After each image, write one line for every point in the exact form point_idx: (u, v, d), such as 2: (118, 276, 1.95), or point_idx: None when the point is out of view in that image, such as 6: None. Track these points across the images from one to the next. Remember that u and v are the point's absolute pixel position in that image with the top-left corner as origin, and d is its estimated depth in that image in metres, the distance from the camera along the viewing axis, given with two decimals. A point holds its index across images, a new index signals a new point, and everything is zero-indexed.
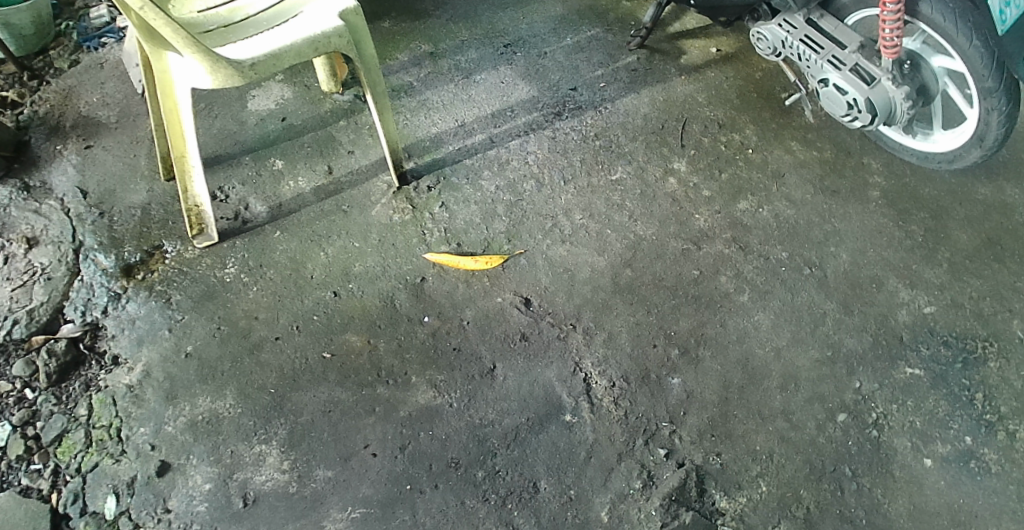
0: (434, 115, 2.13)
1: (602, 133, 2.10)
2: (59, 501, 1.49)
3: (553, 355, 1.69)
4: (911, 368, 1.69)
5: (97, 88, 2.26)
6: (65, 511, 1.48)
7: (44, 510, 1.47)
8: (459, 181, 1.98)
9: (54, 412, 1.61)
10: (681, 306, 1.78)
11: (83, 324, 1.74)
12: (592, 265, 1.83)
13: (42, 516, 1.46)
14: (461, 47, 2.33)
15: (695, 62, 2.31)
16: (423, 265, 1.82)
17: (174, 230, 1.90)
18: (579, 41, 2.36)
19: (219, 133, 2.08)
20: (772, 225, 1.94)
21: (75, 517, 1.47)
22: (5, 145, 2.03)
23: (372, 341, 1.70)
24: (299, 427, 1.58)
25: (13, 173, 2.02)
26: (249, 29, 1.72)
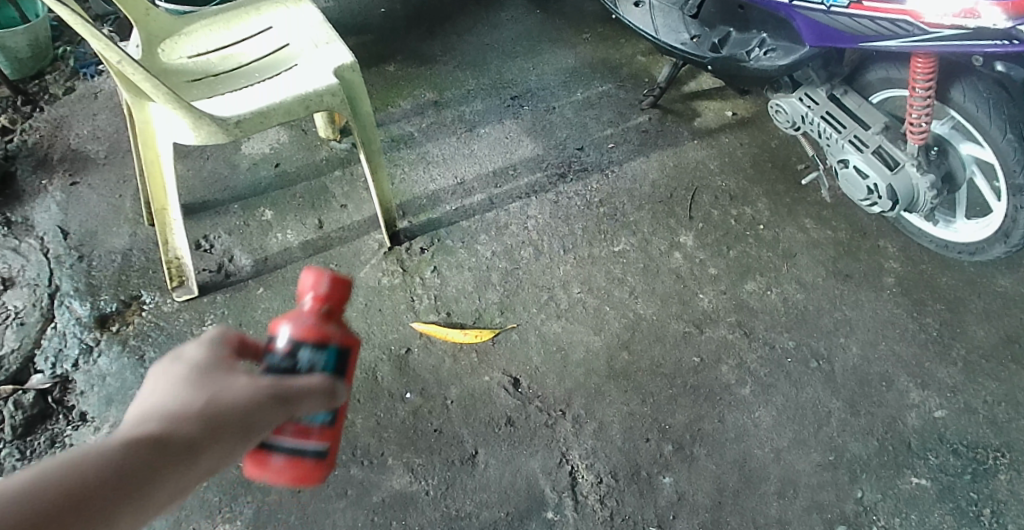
0: (434, 170, 2.09)
1: (607, 200, 2.01)
2: None
3: (538, 444, 1.57)
4: (917, 477, 1.54)
5: (89, 119, 2.20)
6: None
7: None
8: (454, 245, 1.90)
9: (16, 468, 1.50)
10: (678, 397, 1.66)
11: (53, 375, 1.65)
12: (587, 345, 1.73)
13: None
14: (467, 97, 2.29)
15: (709, 126, 2.21)
16: (408, 334, 1.73)
17: (153, 280, 1.82)
18: (590, 96, 2.29)
19: (210, 177, 2.04)
20: (780, 310, 1.81)
21: None
22: None
23: (349, 417, 1.60)
24: (265, 508, 1.47)
25: None
26: (239, 80, 1.64)
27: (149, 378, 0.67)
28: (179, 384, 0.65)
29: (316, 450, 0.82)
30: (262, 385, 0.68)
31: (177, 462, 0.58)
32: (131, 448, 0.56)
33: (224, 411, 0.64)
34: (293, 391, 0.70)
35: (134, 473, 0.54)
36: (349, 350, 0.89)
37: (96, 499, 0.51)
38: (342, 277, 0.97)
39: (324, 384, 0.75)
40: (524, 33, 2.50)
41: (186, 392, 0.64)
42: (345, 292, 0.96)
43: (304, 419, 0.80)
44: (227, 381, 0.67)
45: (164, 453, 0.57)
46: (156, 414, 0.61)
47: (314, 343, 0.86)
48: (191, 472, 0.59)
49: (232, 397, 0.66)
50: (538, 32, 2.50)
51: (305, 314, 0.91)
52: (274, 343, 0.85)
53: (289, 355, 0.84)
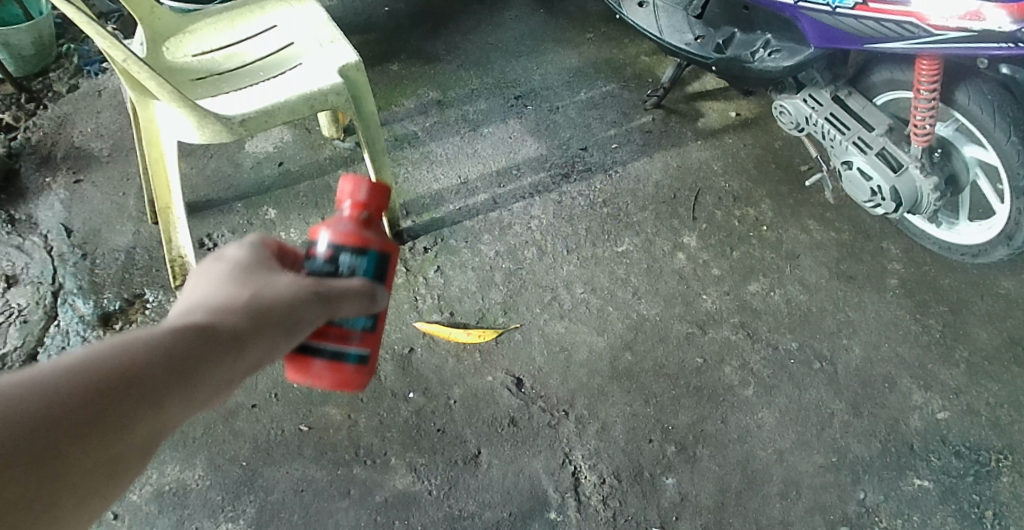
0: (438, 170, 2.09)
1: (610, 200, 2.01)
2: None
3: (541, 444, 1.57)
4: (919, 479, 1.54)
5: (92, 117, 2.20)
6: None
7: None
8: (457, 244, 1.90)
9: None
10: (681, 398, 1.66)
11: None
12: (590, 345, 1.73)
13: None
14: (470, 97, 2.29)
15: (713, 126, 2.21)
16: (412, 334, 1.73)
17: (157, 278, 1.82)
18: (594, 96, 2.29)
19: (214, 175, 2.04)
20: (783, 312, 1.81)
21: None
22: None
23: (352, 416, 1.60)
24: (268, 507, 1.47)
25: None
26: (244, 78, 1.64)
27: (193, 276, 0.73)
28: (225, 281, 0.70)
29: (359, 352, 0.90)
30: (303, 284, 0.73)
31: (229, 347, 0.63)
32: (182, 335, 0.61)
33: (267, 304, 0.68)
34: (333, 292, 0.75)
35: (189, 352, 0.60)
36: (388, 257, 0.93)
37: (152, 378, 0.56)
38: (379, 185, 1.04)
39: (363, 287, 0.80)
40: (528, 33, 2.50)
41: (233, 288, 0.69)
42: (384, 199, 1.03)
43: (344, 324, 0.87)
44: (271, 280, 0.72)
45: (213, 340, 0.62)
46: (205, 306, 0.66)
47: (354, 249, 0.90)
48: (239, 358, 0.63)
49: (277, 293, 0.70)
50: (542, 31, 2.50)
51: (343, 221, 0.96)
52: (315, 250, 0.91)
53: (329, 260, 0.89)
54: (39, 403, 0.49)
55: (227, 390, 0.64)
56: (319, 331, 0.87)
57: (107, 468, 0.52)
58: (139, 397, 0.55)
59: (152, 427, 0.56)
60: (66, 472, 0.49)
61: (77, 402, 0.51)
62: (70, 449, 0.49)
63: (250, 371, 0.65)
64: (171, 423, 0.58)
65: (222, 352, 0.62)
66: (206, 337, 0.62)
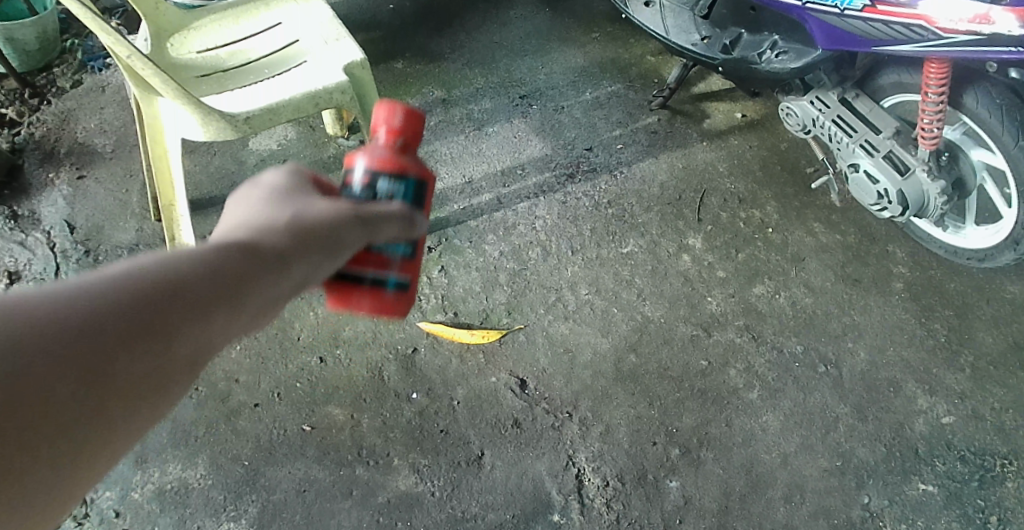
0: (442, 169, 2.08)
1: (615, 201, 2.00)
2: None
3: (545, 446, 1.56)
4: (924, 483, 1.54)
5: (96, 113, 2.19)
6: None
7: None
8: (462, 244, 1.89)
9: None
10: (686, 400, 1.64)
11: None
12: (595, 347, 1.71)
13: None
14: (475, 96, 2.28)
15: (718, 127, 2.20)
16: (415, 334, 1.72)
17: None
18: (599, 96, 2.28)
19: (217, 173, 2.04)
20: (788, 315, 1.80)
21: None
22: None
23: (355, 417, 1.58)
24: (271, 506, 1.46)
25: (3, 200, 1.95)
26: (249, 76, 1.63)
27: (231, 200, 0.68)
28: (263, 202, 0.65)
29: (397, 282, 0.81)
30: (346, 205, 0.67)
31: (271, 269, 0.58)
32: (219, 252, 0.56)
33: (311, 224, 0.63)
34: (376, 217, 0.69)
35: (227, 273, 0.55)
36: (426, 184, 0.86)
37: (181, 303, 0.51)
38: (413, 110, 0.91)
39: (403, 210, 0.74)
40: (534, 32, 2.48)
41: (275, 208, 0.64)
42: (420, 126, 0.91)
43: (384, 250, 0.79)
44: (312, 201, 0.67)
45: (254, 259, 0.57)
46: (246, 225, 0.61)
47: (391, 174, 0.83)
48: (284, 278, 0.59)
49: (321, 213, 0.65)
50: (547, 31, 2.49)
51: (378, 145, 0.87)
52: (351, 178, 0.84)
53: (367, 186, 0.82)
54: (44, 333, 0.45)
55: (270, 317, 0.59)
56: (355, 258, 0.78)
57: (130, 397, 0.49)
58: (171, 320, 0.51)
59: (186, 353, 0.52)
60: (80, 410, 0.46)
61: (99, 335, 0.47)
62: (93, 379, 0.46)
63: (294, 295, 0.61)
64: (203, 357, 0.53)
65: (262, 275, 0.57)
66: (246, 258, 0.57)
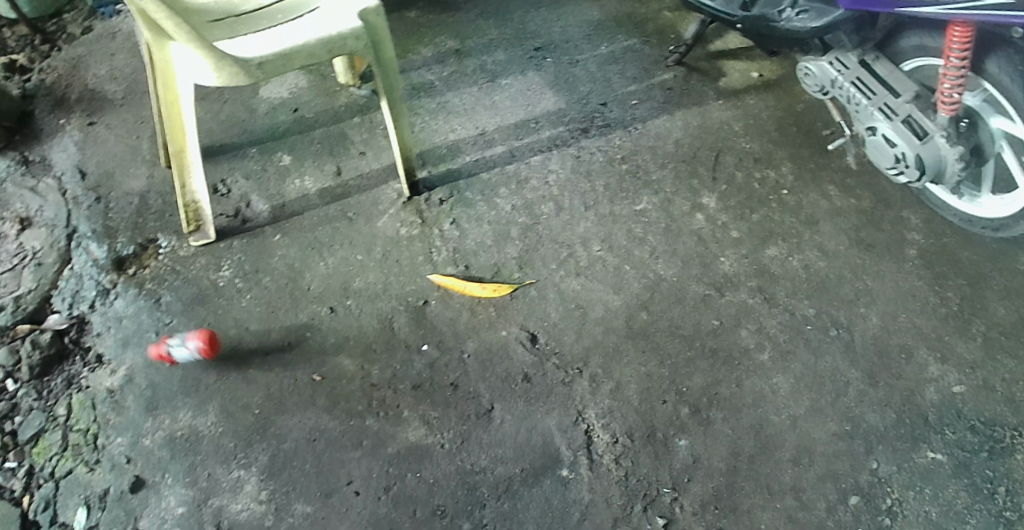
0: (454, 120, 2.04)
1: (629, 157, 1.96)
2: (30, 505, 1.39)
3: (554, 401, 1.54)
4: (932, 452, 1.48)
5: (106, 59, 2.16)
6: (35, 518, 1.37)
7: (14, 514, 1.37)
8: (473, 198, 1.86)
9: (34, 409, 1.51)
10: (696, 360, 1.62)
11: (70, 316, 1.63)
12: (605, 304, 1.69)
13: (11, 520, 1.36)
14: (488, 47, 2.25)
15: (735, 86, 2.15)
16: (425, 287, 1.69)
17: (169, 224, 1.78)
18: (614, 50, 2.24)
19: (229, 119, 2.03)
20: (801, 277, 1.76)
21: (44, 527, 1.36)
22: (7, 115, 1.95)
23: (365, 368, 1.57)
24: (281, 454, 1.45)
25: (13, 145, 1.93)
26: (260, 21, 1.58)
27: None
28: None
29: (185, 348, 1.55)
30: None
31: None
32: None
33: None
34: None
35: None
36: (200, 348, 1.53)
37: None
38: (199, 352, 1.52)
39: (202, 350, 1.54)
40: None
41: None
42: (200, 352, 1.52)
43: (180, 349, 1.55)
44: None
45: None
46: None
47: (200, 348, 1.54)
48: None
49: None
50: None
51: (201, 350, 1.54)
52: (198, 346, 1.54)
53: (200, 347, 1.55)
54: None
55: None
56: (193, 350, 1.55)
57: None
58: None
59: None
60: None
61: None
62: None
63: None
64: None
65: None
66: None
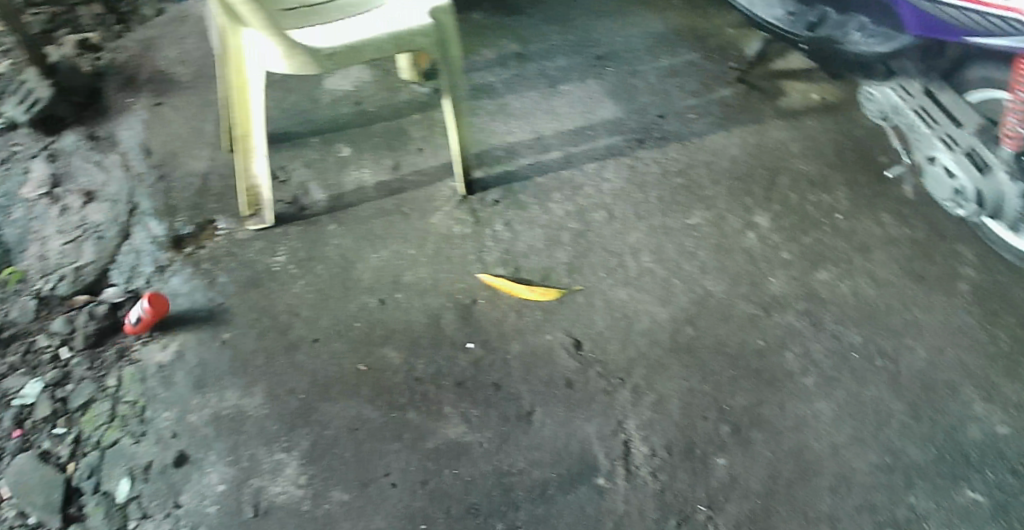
0: (512, 122, 2.06)
1: (684, 170, 1.96)
2: (75, 472, 1.42)
3: (595, 409, 1.54)
4: (974, 492, 1.43)
5: (177, 43, 2.22)
6: (79, 485, 1.40)
7: (59, 480, 1.40)
8: (527, 200, 1.87)
9: (85, 378, 1.55)
10: (739, 379, 1.60)
11: (126, 290, 1.67)
12: (652, 316, 1.68)
13: (56, 485, 1.39)
14: (549, 52, 2.28)
15: (794, 107, 2.13)
16: (474, 285, 1.71)
17: (229, 207, 1.82)
18: (675, 63, 2.24)
19: (293, 110, 2.07)
20: (850, 303, 1.74)
21: (87, 494, 1.39)
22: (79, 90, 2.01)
23: (410, 361, 1.58)
24: (322, 441, 1.47)
25: (83, 120, 1.99)
26: (331, 14, 1.61)
27: None
28: None
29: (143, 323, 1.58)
30: None
31: None
32: None
33: None
34: None
35: None
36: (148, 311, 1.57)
37: None
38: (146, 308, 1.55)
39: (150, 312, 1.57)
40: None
41: None
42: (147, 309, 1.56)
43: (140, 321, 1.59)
44: None
45: None
46: None
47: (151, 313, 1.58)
48: None
49: None
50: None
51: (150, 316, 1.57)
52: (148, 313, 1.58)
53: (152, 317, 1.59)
54: None
55: None
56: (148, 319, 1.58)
57: None
58: None
59: None
60: None
61: None
62: None
63: None
64: None
65: None
66: None
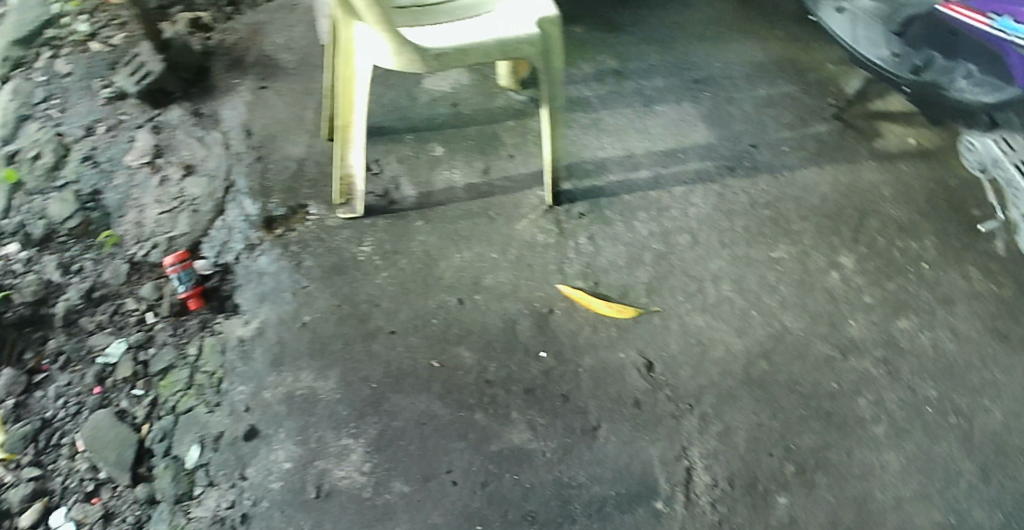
0: (605, 138, 2.07)
1: (771, 202, 1.94)
2: (148, 434, 1.47)
3: (661, 432, 1.53)
4: None
5: (284, 30, 2.29)
6: (150, 447, 1.46)
7: (133, 439, 1.46)
8: (613, 216, 1.88)
9: (167, 343, 1.60)
10: (809, 420, 1.57)
11: (215, 264, 1.72)
12: (727, 346, 1.67)
13: (128, 444, 1.45)
14: (648, 72, 2.27)
15: (889, 149, 2.08)
16: (553, 295, 1.72)
17: (322, 193, 1.86)
18: (772, 93, 2.21)
19: (390, 104, 2.10)
20: (929, 356, 1.68)
21: (157, 456, 1.44)
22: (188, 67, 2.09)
23: (483, 363, 1.60)
24: (390, 431, 1.50)
25: (190, 96, 2.07)
26: (440, 15, 1.63)
27: None
28: None
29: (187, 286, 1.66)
30: None
31: None
32: None
33: None
34: None
35: None
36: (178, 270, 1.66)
37: None
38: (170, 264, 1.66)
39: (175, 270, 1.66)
40: (715, 18, 2.47)
41: None
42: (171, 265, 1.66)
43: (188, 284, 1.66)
44: None
45: None
46: None
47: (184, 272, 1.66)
48: None
49: None
50: (731, 20, 2.46)
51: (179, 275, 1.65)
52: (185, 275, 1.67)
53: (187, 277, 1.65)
54: None
55: None
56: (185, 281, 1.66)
57: None
58: None
59: None
60: None
61: None
62: None
63: None
64: None
65: None
66: None
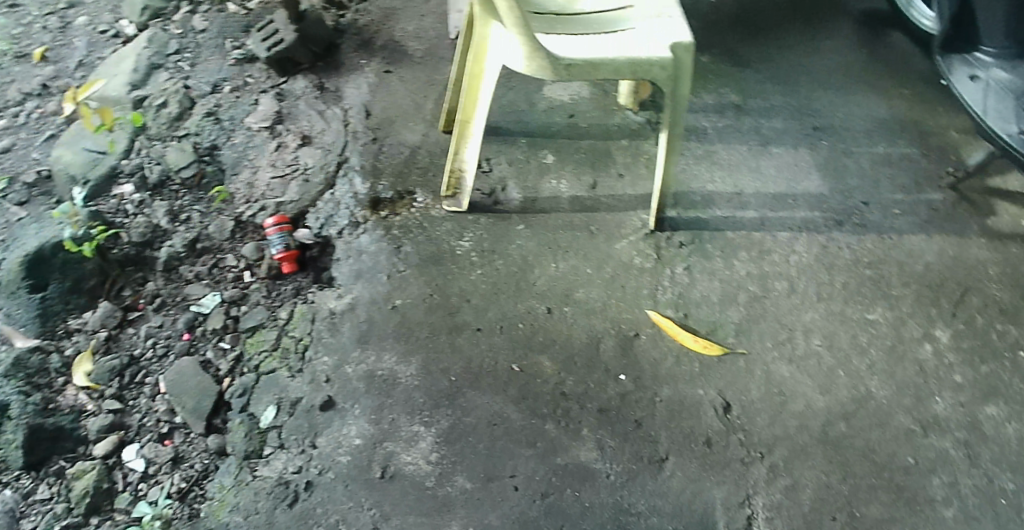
0: (715, 172, 2.07)
1: (876, 263, 1.90)
2: (229, 388, 1.52)
3: (727, 475, 1.51)
4: None
5: (416, 18, 2.34)
6: (230, 400, 1.51)
7: (213, 390, 1.51)
8: (713, 251, 1.86)
9: (260, 304, 1.66)
10: (879, 490, 1.52)
11: (317, 235, 1.78)
12: (809, 401, 1.64)
13: (208, 394, 1.50)
14: (768, 112, 2.25)
15: (1001, 228, 2.01)
16: (642, 320, 1.71)
17: (430, 183, 1.90)
18: (891, 152, 2.17)
19: (508, 106, 2.15)
20: (1013, 448, 1.60)
21: (235, 411, 1.49)
22: (320, 42, 2.16)
23: (562, 374, 1.61)
24: (461, 425, 1.51)
25: (317, 70, 2.15)
26: (576, 26, 1.64)
27: None
28: None
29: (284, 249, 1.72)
30: None
31: None
32: None
33: None
34: None
35: None
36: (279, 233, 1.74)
37: None
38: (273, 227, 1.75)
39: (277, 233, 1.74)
40: (844, 68, 2.43)
41: None
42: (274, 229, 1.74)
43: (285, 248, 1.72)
44: None
45: None
46: None
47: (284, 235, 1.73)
48: None
49: None
50: (860, 72, 2.42)
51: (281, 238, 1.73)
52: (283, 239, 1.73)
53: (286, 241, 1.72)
54: None
55: None
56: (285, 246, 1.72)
57: None
58: None
59: None
60: None
61: None
62: None
63: None
64: None
65: None
66: None
